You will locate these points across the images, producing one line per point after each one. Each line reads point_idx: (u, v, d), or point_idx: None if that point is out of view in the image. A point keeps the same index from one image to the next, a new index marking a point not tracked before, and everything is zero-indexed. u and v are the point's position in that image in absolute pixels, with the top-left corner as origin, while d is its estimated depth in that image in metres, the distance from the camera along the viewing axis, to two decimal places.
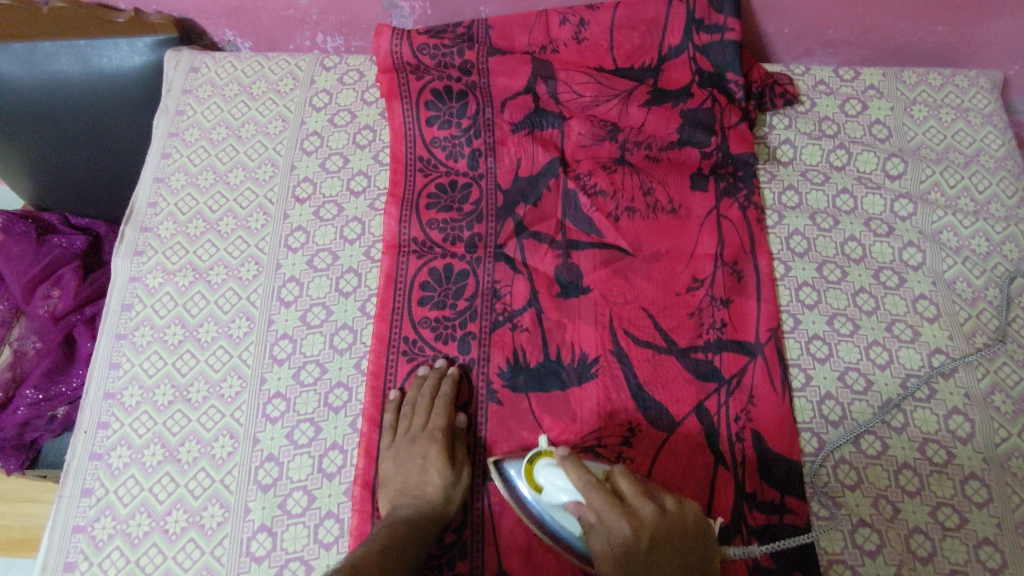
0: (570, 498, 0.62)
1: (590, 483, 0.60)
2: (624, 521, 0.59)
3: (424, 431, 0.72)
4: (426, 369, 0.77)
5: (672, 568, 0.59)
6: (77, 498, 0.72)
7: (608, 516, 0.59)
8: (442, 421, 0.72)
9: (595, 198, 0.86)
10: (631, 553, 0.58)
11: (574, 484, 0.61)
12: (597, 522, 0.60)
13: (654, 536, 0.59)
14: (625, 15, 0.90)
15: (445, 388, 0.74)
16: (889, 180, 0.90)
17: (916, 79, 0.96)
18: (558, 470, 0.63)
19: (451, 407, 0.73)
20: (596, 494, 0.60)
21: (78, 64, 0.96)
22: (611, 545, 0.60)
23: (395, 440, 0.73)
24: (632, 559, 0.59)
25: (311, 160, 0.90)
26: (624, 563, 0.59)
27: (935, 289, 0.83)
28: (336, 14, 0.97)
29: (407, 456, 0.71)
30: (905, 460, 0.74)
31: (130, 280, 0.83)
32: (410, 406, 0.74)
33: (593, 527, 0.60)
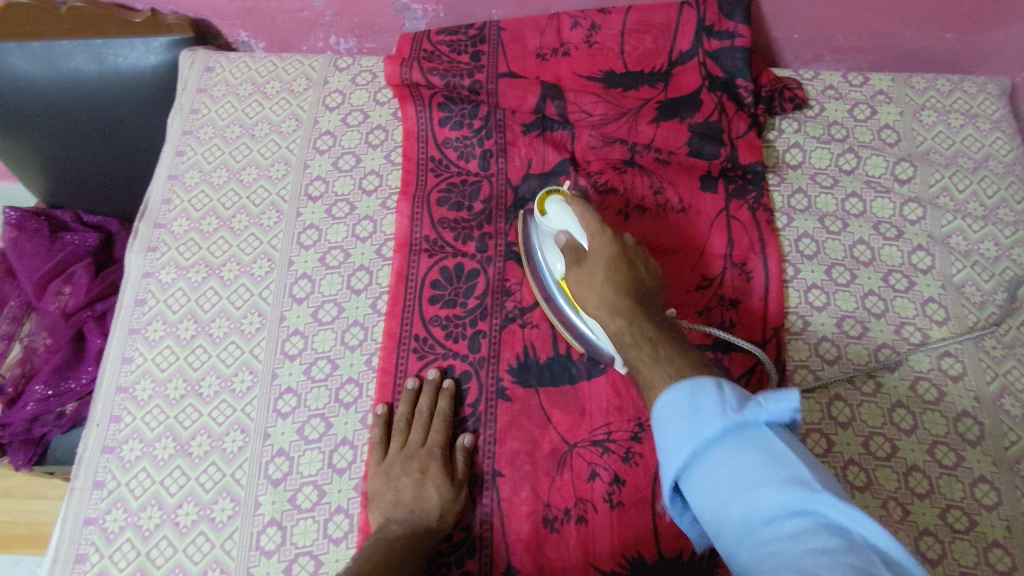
0: (569, 224, 0.71)
1: (587, 214, 0.70)
2: (603, 244, 0.68)
3: (423, 447, 0.72)
4: (417, 382, 0.76)
5: (620, 300, 0.65)
6: (89, 490, 0.73)
7: (596, 236, 0.69)
8: (442, 439, 0.73)
9: (605, 197, 0.86)
10: (598, 258, 0.68)
11: (574, 215, 0.71)
12: (587, 249, 0.69)
13: (619, 263, 0.67)
14: (635, 19, 0.91)
15: (444, 404, 0.75)
16: (898, 184, 0.90)
17: (925, 85, 0.96)
18: (567, 207, 0.72)
19: (449, 425, 0.74)
20: (591, 221, 0.70)
21: (94, 62, 0.99)
22: (586, 265, 0.69)
23: (388, 455, 0.73)
24: (595, 278, 0.67)
25: (324, 159, 0.90)
26: (587, 275, 0.68)
27: (944, 293, 0.83)
28: (349, 16, 0.98)
29: (402, 471, 0.71)
30: (915, 462, 0.74)
31: (144, 275, 0.84)
32: (407, 422, 0.74)
33: (582, 249, 0.70)
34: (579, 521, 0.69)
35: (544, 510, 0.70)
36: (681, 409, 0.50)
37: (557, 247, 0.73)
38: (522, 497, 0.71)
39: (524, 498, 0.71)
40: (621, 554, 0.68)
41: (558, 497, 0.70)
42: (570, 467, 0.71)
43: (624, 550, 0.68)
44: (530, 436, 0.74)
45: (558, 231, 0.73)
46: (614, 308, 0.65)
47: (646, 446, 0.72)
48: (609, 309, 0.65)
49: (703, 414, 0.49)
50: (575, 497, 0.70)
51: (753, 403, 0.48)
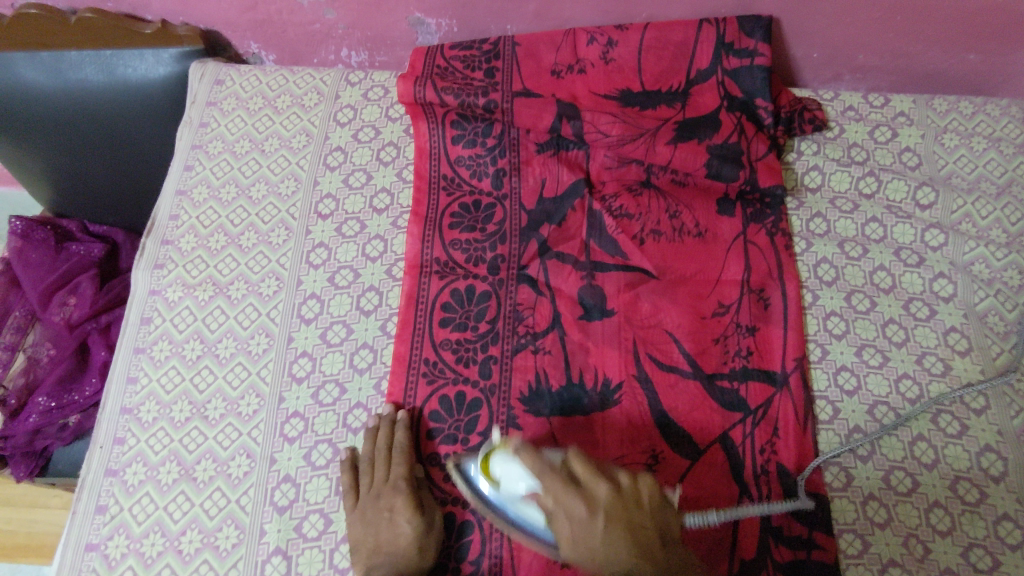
0: (530, 488, 0.62)
1: (547, 469, 0.60)
2: (575, 495, 0.59)
3: (387, 484, 0.69)
4: (373, 421, 0.74)
5: (624, 527, 0.58)
6: (91, 515, 0.71)
7: (565, 498, 0.59)
8: (403, 471, 0.70)
9: (620, 220, 0.85)
10: (587, 508, 0.59)
11: (529, 472, 0.62)
12: (552, 508, 0.60)
13: (614, 513, 0.59)
14: (653, 36, 0.89)
15: (400, 436, 0.72)
16: (919, 210, 0.88)
17: (947, 107, 0.94)
18: (512, 455, 0.64)
19: (408, 455, 0.71)
20: (555, 478, 0.60)
21: (103, 73, 0.97)
22: (568, 490, 0.60)
23: (359, 497, 0.70)
24: (585, 527, 0.58)
25: (334, 175, 0.89)
26: (575, 517, 0.59)
27: (966, 322, 0.81)
28: (362, 30, 0.97)
29: (373, 512, 0.68)
30: (936, 498, 0.72)
31: (150, 293, 0.82)
32: (366, 462, 0.71)
33: (550, 511, 0.60)
34: None
35: None
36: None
37: (518, 502, 0.64)
38: None
39: None
40: None
41: None
42: None
43: None
44: None
45: (512, 491, 0.63)
46: (608, 538, 0.57)
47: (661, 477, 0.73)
48: (609, 574, 0.57)
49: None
50: None
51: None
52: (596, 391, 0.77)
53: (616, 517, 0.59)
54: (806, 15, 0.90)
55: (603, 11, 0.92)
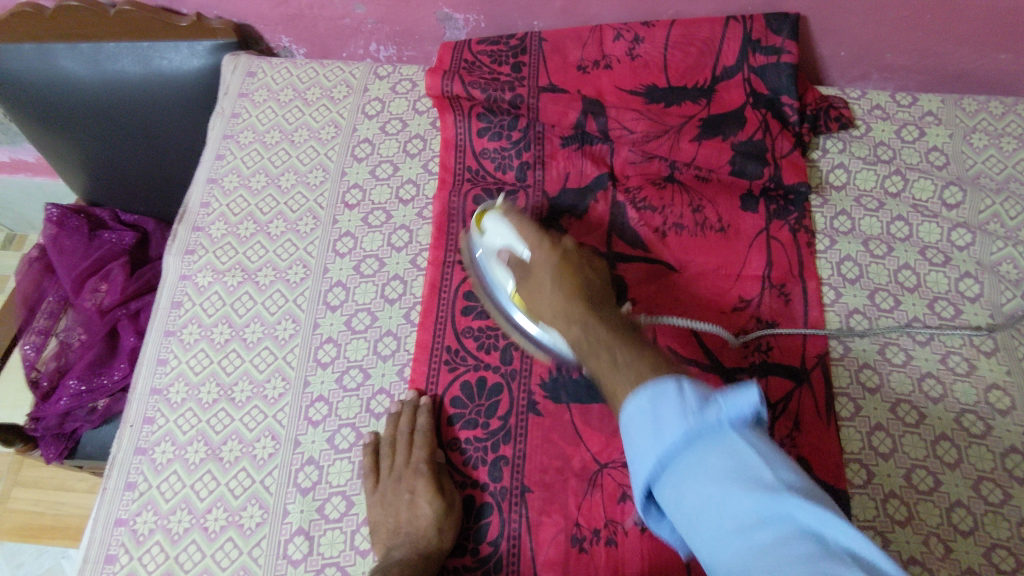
0: (506, 238, 0.71)
1: (530, 236, 0.69)
2: (542, 255, 0.68)
3: (409, 466, 0.70)
4: (397, 406, 0.75)
5: (574, 305, 0.62)
6: (121, 491, 0.73)
7: (535, 249, 0.68)
8: (425, 454, 0.71)
9: (643, 213, 0.85)
10: (544, 271, 0.66)
11: (512, 229, 0.71)
12: (530, 267, 0.68)
13: (562, 270, 0.66)
14: (679, 32, 0.90)
15: (423, 420, 0.73)
16: (946, 209, 0.87)
17: (976, 107, 0.94)
18: (503, 219, 0.72)
19: (430, 439, 0.72)
20: (529, 234, 0.69)
21: (139, 64, 0.99)
22: (530, 281, 0.68)
23: (381, 478, 0.71)
24: (542, 291, 0.66)
25: (362, 167, 0.90)
26: (537, 287, 0.67)
27: (993, 322, 0.81)
28: (391, 25, 0.98)
29: (394, 494, 0.69)
30: (958, 497, 0.72)
31: (181, 278, 0.84)
32: (389, 446, 0.72)
33: (525, 260, 0.69)
34: (608, 543, 0.68)
35: (573, 529, 0.69)
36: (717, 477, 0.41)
37: (505, 263, 0.72)
38: (552, 515, 0.69)
39: (552, 516, 0.69)
40: None
41: (587, 516, 0.69)
42: (600, 486, 0.70)
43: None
44: (560, 452, 0.72)
45: (495, 247, 0.73)
46: (562, 306, 0.63)
47: None
48: (559, 298, 0.63)
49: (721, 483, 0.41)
50: (605, 518, 0.69)
51: (715, 413, 0.43)
52: None
53: (567, 267, 0.66)
54: (834, 13, 0.90)
55: (631, 7, 0.92)
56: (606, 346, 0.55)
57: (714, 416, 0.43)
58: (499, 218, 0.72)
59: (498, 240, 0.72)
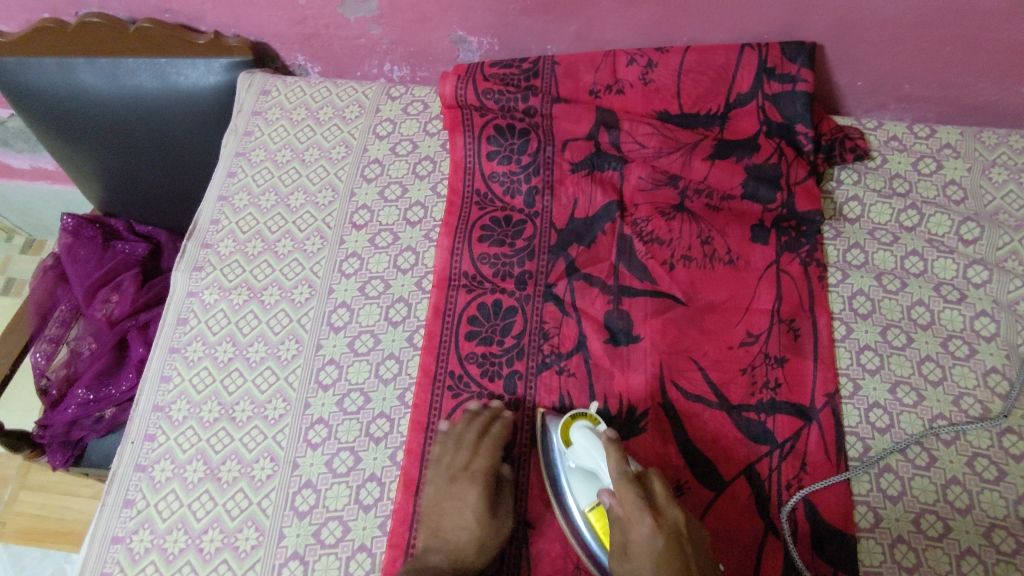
0: (597, 463, 0.67)
1: (617, 459, 0.65)
2: (646, 562, 0.59)
3: (466, 472, 0.72)
4: (478, 407, 0.76)
5: (663, 558, 0.58)
6: (119, 508, 0.73)
7: (625, 491, 0.63)
8: (484, 462, 0.72)
9: (650, 246, 0.85)
10: (640, 539, 0.60)
11: (601, 456, 0.67)
12: (624, 515, 0.63)
13: (666, 551, 0.59)
14: (694, 59, 0.89)
15: (494, 428, 0.73)
16: (963, 245, 0.86)
17: (996, 141, 0.92)
18: (597, 442, 0.68)
19: (497, 448, 0.73)
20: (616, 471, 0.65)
21: (157, 80, 1.01)
22: (627, 546, 0.61)
23: (434, 475, 0.72)
24: (643, 567, 0.59)
25: (371, 187, 0.91)
26: (635, 561, 0.60)
27: (1009, 363, 0.79)
28: (405, 45, 0.99)
29: (445, 496, 0.71)
30: (969, 545, 0.70)
31: (188, 294, 0.85)
32: (452, 442, 0.73)
33: (612, 506, 0.65)
34: None
35: (572, 569, 0.68)
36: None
37: (587, 477, 0.69)
38: (550, 556, 0.69)
39: (551, 557, 0.69)
40: None
41: None
42: None
43: None
44: None
45: (593, 470, 0.68)
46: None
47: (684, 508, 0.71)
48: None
49: None
50: None
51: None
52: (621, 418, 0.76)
53: (665, 532, 0.60)
54: (852, 43, 0.89)
55: (645, 33, 0.92)
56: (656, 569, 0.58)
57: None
58: (593, 441, 0.68)
59: (586, 461, 0.68)
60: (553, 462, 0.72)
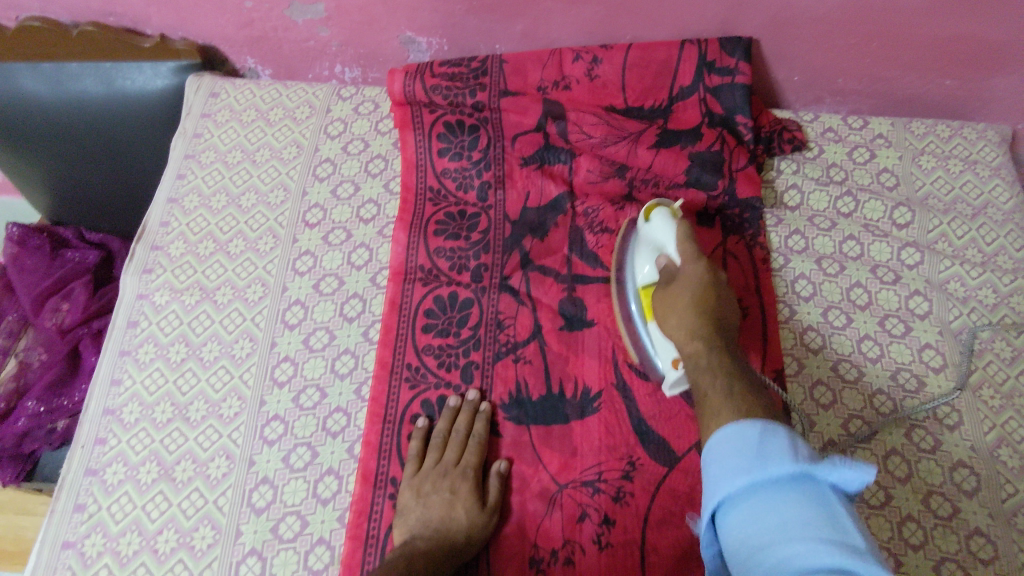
0: (663, 241, 0.71)
1: (683, 239, 0.69)
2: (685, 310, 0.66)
3: (456, 467, 0.73)
4: (456, 400, 0.77)
5: (696, 322, 0.64)
6: (69, 514, 0.72)
7: (689, 264, 0.68)
8: (475, 459, 0.73)
9: (601, 234, 0.87)
10: (688, 288, 0.67)
11: (674, 237, 0.70)
12: (674, 272, 0.69)
13: (707, 288, 0.66)
14: (637, 54, 0.91)
15: (479, 426, 0.75)
16: (896, 228, 0.90)
17: (924, 130, 0.97)
18: (672, 222, 0.71)
19: (484, 445, 0.74)
20: (687, 248, 0.68)
21: (102, 85, 1.00)
22: (672, 288, 0.68)
23: (420, 471, 0.73)
24: (678, 303, 0.67)
25: (323, 186, 0.91)
26: (671, 303, 0.68)
27: (941, 339, 0.83)
28: (355, 47, 1.00)
29: (432, 489, 0.72)
30: (909, 511, 0.73)
31: (138, 297, 0.84)
32: (440, 439, 0.75)
33: (676, 273, 0.69)
34: (565, 562, 0.69)
35: (531, 550, 0.70)
36: (747, 445, 0.48)
37: (653, 253, 0.73)
38: (509, 538, 0.71)
39: (510, 539, 0.71)
40: None
41: (545, 537, 0.71)
42: (560, 506, 0.72)
43: None
44: (519, 473, 0.74)
45: (658, 245, 0.72)
46: (692, 329, 0.64)
47: (638, 485, 0.72)
48: (688, 326, 0.65)
49: (770, 455, 0.46)
50: (563, 539, 0.70)
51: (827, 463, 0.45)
52: (576, 399, 0.77)
53: (709, 293, 0.66)
54: (785, 39, 0.93)
55: (589, 31, 0.94)
56: (701, 343, 0.63)
57: (816, 474, 0.45)
58: (666, 221, 0.72)
59: (659, 240, 0.72)
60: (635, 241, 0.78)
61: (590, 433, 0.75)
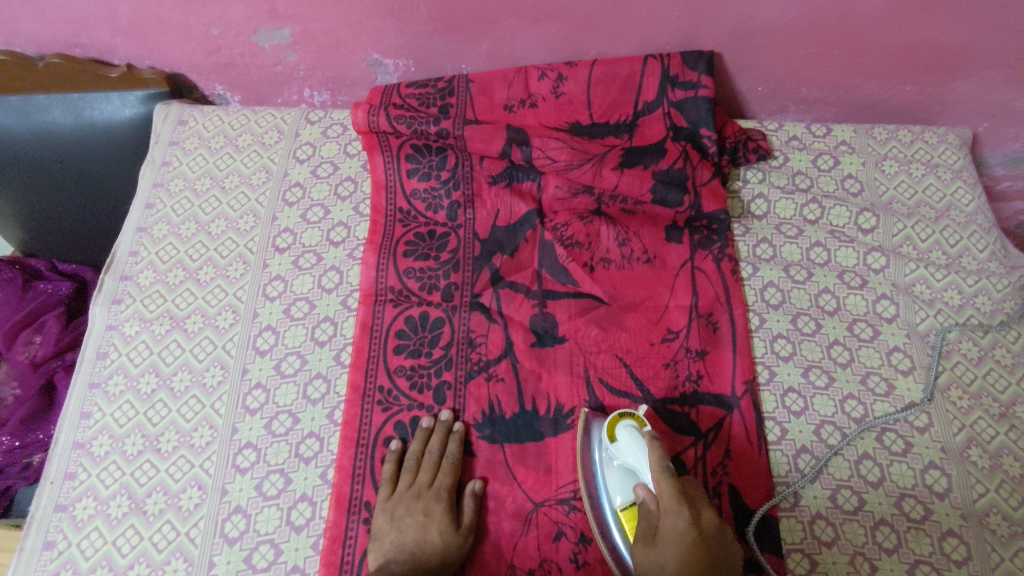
0: (636, 464, 0.66)
1: (655, 466, 0.63)
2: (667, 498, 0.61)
3: (429, 489, 0.73)
4: (429, 421, 0.77)
5: (680, 554, 0.57)
6: (39, 551, 0.71)
7: (670, 509, 0.60)
8: (448, 480, 0.73)
9: (570, 249, 0.87)
10: (672, 526, 0.59)
11: (643, 453, 0.66)
12: (657, 507, 0.62)
13: (691, 537, 0.58)
14: (601, 71, 0.92)
15: (452, 447, 0.75)
16: (861, 234, 0.91)
17: (887, 136, 0.98)
18: (641, 439, 0.67)
19: (458, 466, 0.74)
20: (657, 471, 0.63)
21: (70, 115, 1.00)
22: (658, 541, 0.60)
23: (394, 494, 0.73)
24: (658, 536, 0.60)
25: (293, 210, 0.91)
26: (657, 555, 0.59)
27: (909, 342, 0.84)
28: (322, 71, 1.01)
29: (406, 512, 0.71)
30: (882, 515, 0.73)
31: (108, 328, 0.83)
32: (414, 461, 0.75)
33: (648, 502, 0.64)
34: None
35: (507, 570, 0.70)
36: None
37: (628, 477, 0.68)
38: (486, 559, 0.71)
39: (487, 560, 0.71)
40: None
41: (521, 556, 0.70)
42: (535, 524, 0.72)
43: None
44: (494, 492, 0.74)
45: (632, 466, 0.68)
46: (679, 557, 0.57)
47: None
48: (675, 531, 0.58)
49: None
50: (539, 557, 0.70)
51: None
52: (550, 415, 0.77)
53: (686, 497, 0.60)
54: (747, 51, 0.94)
55: (554, 49, 0.95)
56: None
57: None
58: (635, 437, 0.67)
59: (627, 457, 0.67)
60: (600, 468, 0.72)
61: (565, 451, 0.75)
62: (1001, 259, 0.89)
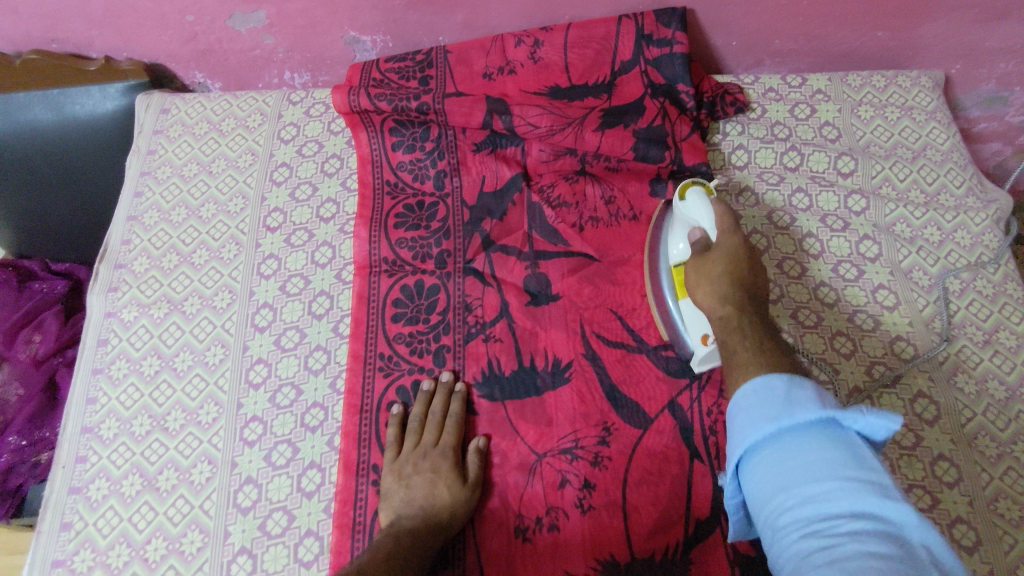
0: (704, 216, 0.73)
1: (726, 226, 0.70)
2: (724, 247, 0.69)
3: (435, 447, 0.74)
4: (430, 383, 0.78)
5: (728, 289, 0.66)
6: (57, 532, 0.72)
7: (722, 240, 0.70)
8: (453, 438, 0.75)
9: (559, 210, 0.88)
10: (736, 329, 0.62)
11: (711, 215, 0.72)
12: (711, 256, 0.70)
13: (741, 258, 0.68)
14: (576, 34, 0.94)
15: (454, 406, 0.77)
16: (842, 177, 0.93)
17: (861, 82, 1.00)
18: (707, 201, 0.73)
19: (462, 424, 0.76)
20: (723, 228, 0.71)
21: (51, 112, 1.00)
22: (710, 256, 0.70)
23: (400, 455, 0.74)
24: (711, 274, 0.68)
25: (281, 191, 0.92)
26: (709, 277, 0.68)
27: (893, 279, 0.86)
28: (301, 52, 1.01)
29: (413, 471, 0.73)
30: (875, 445, 0.76)
31: (107, 315, 0.84)
32: (417, 423, 0.76)
33: (711, 242, 0.71)
34: (550, 527, 0.71)
35: (516, 520, 0.72)
36: None
37: (686, 231, 0.75)
38: (494, 512, 0.73)
39: (495, 513, 0.73)
40: (594, 557, 0.70)
41: (528, 506, 0.72)
42: (540, 475, 0.74)
43: (596, 553, 0.70)
44: (497, 448, 0.76)
45: (694, 223, 0.74)
46: (725, 302, 0.66)
47: (614, 449, 0.74)
48: (721, 297, 0.66)
49: None
50: (546, 505, 0.72)
51: None
52: (548, 370, 0.79)
53: (744, 259, 0.68)
54: (718, 6, 0.95)
55: (528, 15, 0.96)
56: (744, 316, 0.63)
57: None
58: (704, 203, 0.73)
59: (701, 216, 0.73)
60: (670, 219, 0.80)
61: (564, 405, 0.77)
62: (978, 193, 0.91)
